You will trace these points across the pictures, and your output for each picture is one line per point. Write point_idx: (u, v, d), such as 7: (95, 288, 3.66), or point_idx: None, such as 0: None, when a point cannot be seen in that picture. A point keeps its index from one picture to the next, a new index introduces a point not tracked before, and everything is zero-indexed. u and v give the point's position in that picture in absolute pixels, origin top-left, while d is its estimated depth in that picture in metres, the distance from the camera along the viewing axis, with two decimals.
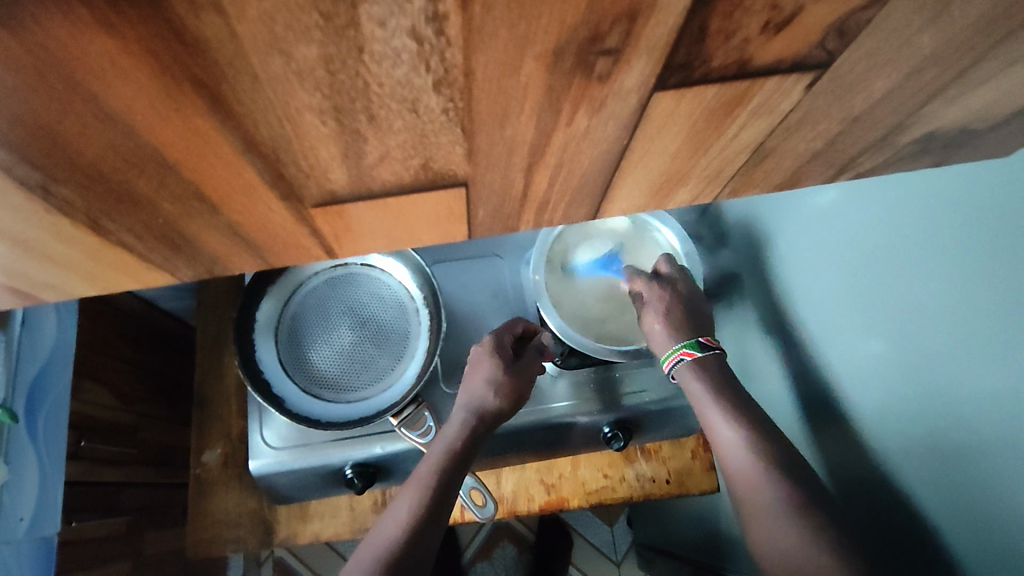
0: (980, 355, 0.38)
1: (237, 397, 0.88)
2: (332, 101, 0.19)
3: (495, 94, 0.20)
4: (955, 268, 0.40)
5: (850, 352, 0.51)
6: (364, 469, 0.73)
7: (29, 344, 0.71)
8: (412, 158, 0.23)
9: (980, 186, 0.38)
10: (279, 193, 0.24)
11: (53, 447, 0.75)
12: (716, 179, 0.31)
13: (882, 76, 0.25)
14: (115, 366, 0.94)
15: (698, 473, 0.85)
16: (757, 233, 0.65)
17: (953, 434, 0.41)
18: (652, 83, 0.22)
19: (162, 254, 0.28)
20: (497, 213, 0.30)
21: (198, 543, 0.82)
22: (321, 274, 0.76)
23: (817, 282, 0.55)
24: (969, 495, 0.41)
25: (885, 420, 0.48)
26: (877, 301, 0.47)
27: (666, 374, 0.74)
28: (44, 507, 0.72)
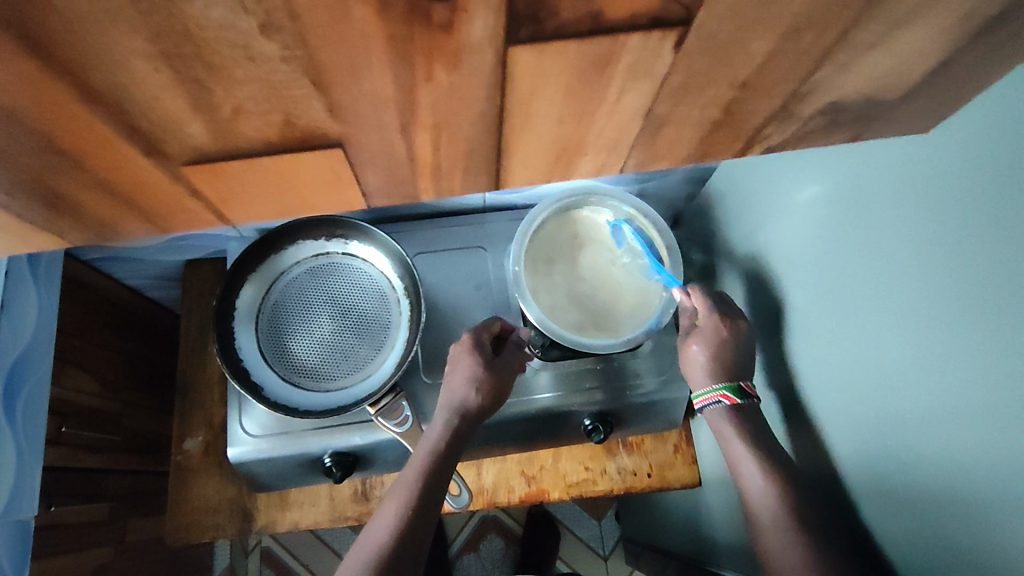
0: (946, 351, 0.38)
1: (220, 386, 0.88)
2: (158, 46, 0.19)
3: (333, 42, 0.20)
4: (922, 261, 0.39)
5: (824, 347, 0.51)
6: (342, 459, 0.73)
7: (7, 330, 0.72)
8: (271, 113, 0.23)
9: (944, 175, 0.37)
10: (140, 148, 0.24)
11: (31, 431, 0.75)
12: (617, 149, 0.31)
13: (756, 37, 0.24)
14: (99, 353, 0.94)
15: (680, 467, 0.84)
16: (748, 222, 0.64)
17: (923, 435, 0.40)
18: (502, 35, 0.21)
19: (43, 214, 0.28)
20: (390, 179, 0.30)
21: (177, 529, 0.82)
22: (303, 264, 0.76)
23: (797, 273, 0.55)
24: (938, 498, 0.40)
25: (857, 416, 0.47)
26: (850, 294, 0.47)
27: (652, 368, 0.74)
28: (21, 490, 0.72)
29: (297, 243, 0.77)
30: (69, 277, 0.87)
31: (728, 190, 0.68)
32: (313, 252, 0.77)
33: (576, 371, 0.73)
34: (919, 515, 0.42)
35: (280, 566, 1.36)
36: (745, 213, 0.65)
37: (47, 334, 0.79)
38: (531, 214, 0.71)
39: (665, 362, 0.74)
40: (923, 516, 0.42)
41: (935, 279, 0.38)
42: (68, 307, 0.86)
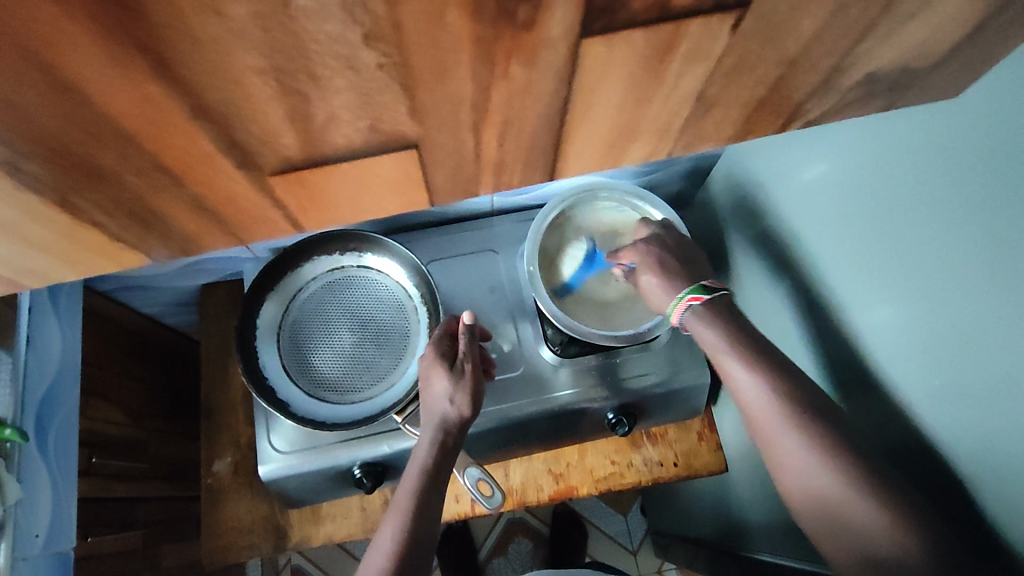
0: (1002, 289, 0.37)
1: (244, 406, 0.89)
2: (271, 61, 0.20)
3: (428, 46, 0.21)
4: (965, 205, 0.39)
5: (864, 309, 0.51)
6: (372, 469, 0.74)
7: (35, 364, 0.73)
8: (360, 119, 0.24)
9: (964, 115, 0.38)
10: (236, 162, 0.25)
11: (65, 462, 0.76)
12: (667, 134, 0.32)
13: (809, 15, 0.26)
14: (122, 383, 0.95)
15: (705, 453, 0.86)
16: (768, 198, 0.65)
17: (985, 381, 0.40)
18: (578, 30, 0.23)
19: (135, 234, 0.29)
20: (454, 177, 0.31)
21: (213, 551, 0.84)
22: (319, 279, 0.78)
23: (831, 245, 0.55)
24: (1004, 445, 0.39)
25: (900, 370, 0.48)
26: (885, 254, 0.48)
27: (668, 357, 0.76)
28: (60, 521, 0.73)
29: (311, 259, 0.79)
30: (89, 306, 0.88)
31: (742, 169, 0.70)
32: (328, 267, 0.79)
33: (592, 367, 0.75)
34: (987, 468, 0.41)
35: None
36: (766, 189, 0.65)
37: (74, 364, 0.80)
38: (543, 211, 0.76)
39: (679, 352, 0.76)
40: (977, 461, 0.42)
41: (969, 223, 0.39)
42: (91, 339, 0.88)
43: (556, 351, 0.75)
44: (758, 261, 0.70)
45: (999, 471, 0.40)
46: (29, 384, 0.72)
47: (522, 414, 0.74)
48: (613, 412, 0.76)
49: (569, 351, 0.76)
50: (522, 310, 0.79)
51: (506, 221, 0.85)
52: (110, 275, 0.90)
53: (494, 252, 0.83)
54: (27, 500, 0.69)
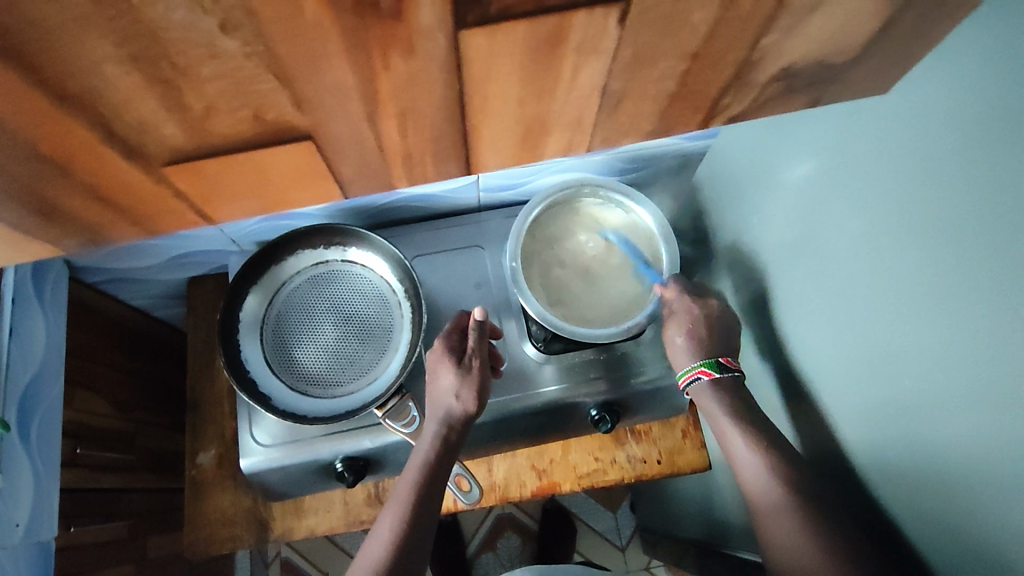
0: (927, 301, 0.37)
1: (229, 399, 0.89)
2: (126, 49, 0.20)
3: (291, 35, 0.21)
4: (895, 214, 0.39)
5: (817, 323, 0.50)
6: (353, 463, 0.74)
7: (18, 355, 0.74)
8: (241, 109, 0.24)
9: (901, 119, 0.38)
10: (120, 151, 0.25)
11: (47, 453, 0.76)
12: (581, 127, 0.32)
13: (697, 8, 0.25)
14: (110, 375, 0.95)
15: (689, 452, 0.85)
16: (737, 199, 0.64)
17: (912, 393, 0.40)
18: (450, 20, 0.23)
19: (37, 224, 0.29)
20: (364, 169, 0.31)
21: (195, 542, 0.84)
22: (302, 273, 0.78)
23: (784, 250, 0.55)
24: (927, 457, 0.39)
25: (849, 390, 0.47)
26: (838, 269, 0.46)
27: (654, 354, 0.75)
28: (41, 511, 0.74)
29: (296, 253, 0.79)
30: (75, 299, 0.88)
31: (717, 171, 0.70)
32: (313, 261, 0.79)
33: (577, 364, 0.75)
34: (912, 482, 0.41)
35: None
36: (735, 191, 0.65)
37: (58, 354, 0.80)
38: (525, 208, 0.75)
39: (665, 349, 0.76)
40: (916, 492, 0.41)
41: (898, 232, 0.39)
42: (75, 331, 0.87)
43: (540, 347, 0.75)
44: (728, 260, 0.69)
45: (922, 483, 0.40)
46: (12, 375, 0.73)
47: (505, 410, 0.74)
48: (597, 408, 0.76)
49: (552, 347, 0.75)
50: (506, 308, 0.79)
51: (493, 216, 0.85)
52: (101, 268, 0.88)
53: (480, 248, 0.83)
54: (9, 489, 0.69)
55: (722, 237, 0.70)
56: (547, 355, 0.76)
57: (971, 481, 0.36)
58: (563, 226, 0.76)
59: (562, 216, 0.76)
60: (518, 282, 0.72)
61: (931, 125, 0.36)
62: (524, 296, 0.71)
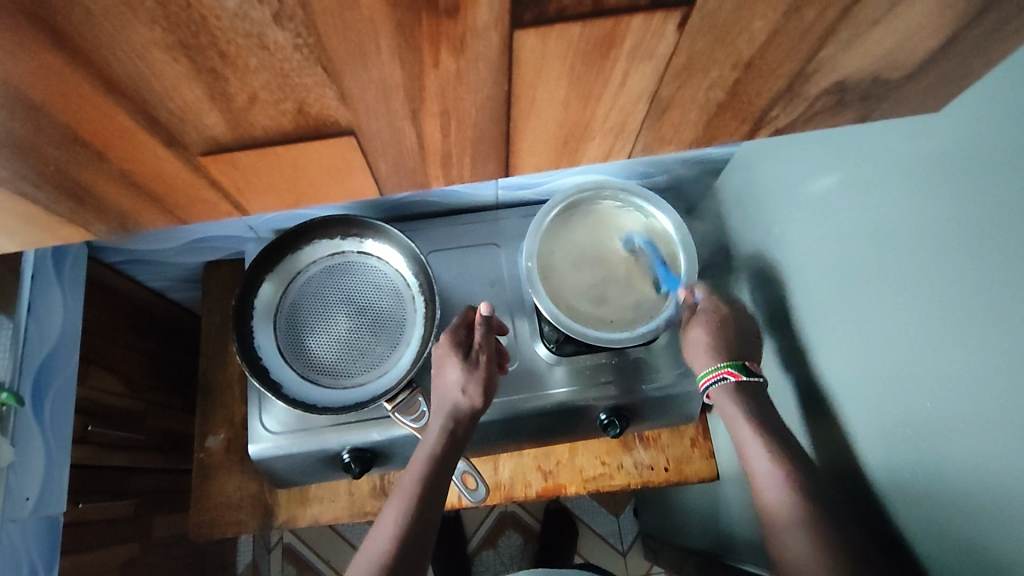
0: (963, 329, 0.36)
1: (240, 384, 0.89)
2: (175, 36, 0.20)
3: (343, 28, 0.21)
4: (933, 236, 0.38)
5: (839, 337, 0.49)
6: (360, 454, 0.74)
7: (34, 329, 0.73)
8: (284, 101, 0.24)
9: (944, 139, 0.37)
10: (158, 139, 0.25)
11: (59, 428, 0.76)
12: (622, 133, 0.31)
13: (758, 17, 0.24)
14: (125, 354, 0.96)
15: (697, 460, 0.84)
16: (760, 208, 0.63)
17: (942, 419, 0.39)
18: (506, 19, 0.22)
19: (67, 208, 0.29)
20: (398, 167, 0.30)
21: (200, 526, 0.84)
22: (319, 262, 0.78)
23: (809, 262, 0.54)
24: (956, 485, 0.38)
25: (871, 408, 0.46)
26: (866, 286, 0.45)
27: (667, 360, 0.75)
28: (49, 485, 0.73)
29: (313, 242, 0.78)
30: (93, 279, 0.88)
31: (740, 178, 0.69)
32: (330, 251, 0.79)
33: (588, 366, 0.75)
34: (936, 508, 0.40)
35: (302, 562, 1.38)
36: (758, 198, 0.64)
37: (72, 330, 0.80)
38: (544, 207, 0.75)
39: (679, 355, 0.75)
40: (941, 520, 0.40)
41: (934, 256, 0.38)
42: (92, 309, 0.87)
43: (552, 348, 0.74)
44: (750, 269, 0.67)
45: (947, 510, 0.39)
46: (30, 348, 0.72)
47: (514, 410, 0.74)
48: (605, 412, 0.75)
49: (564, 349, 0.74)
50: (520, 308, 0.79)
51: (511, 215, 0.84)
52: (120, 248, 0.88)
53: (496, 246, 0.82)
54: (21, 463, 0.69)
55: (745, 245, 0.69)
56: (559, 356, 0.75)
57: (995, 512, 0.36)
58: (581, 227, 0.75)
59: (581, 217, 0.76)
60: (534, 281, 0.71)
61: (979, 147, 0.34)
62: (538, 297, 0.70)
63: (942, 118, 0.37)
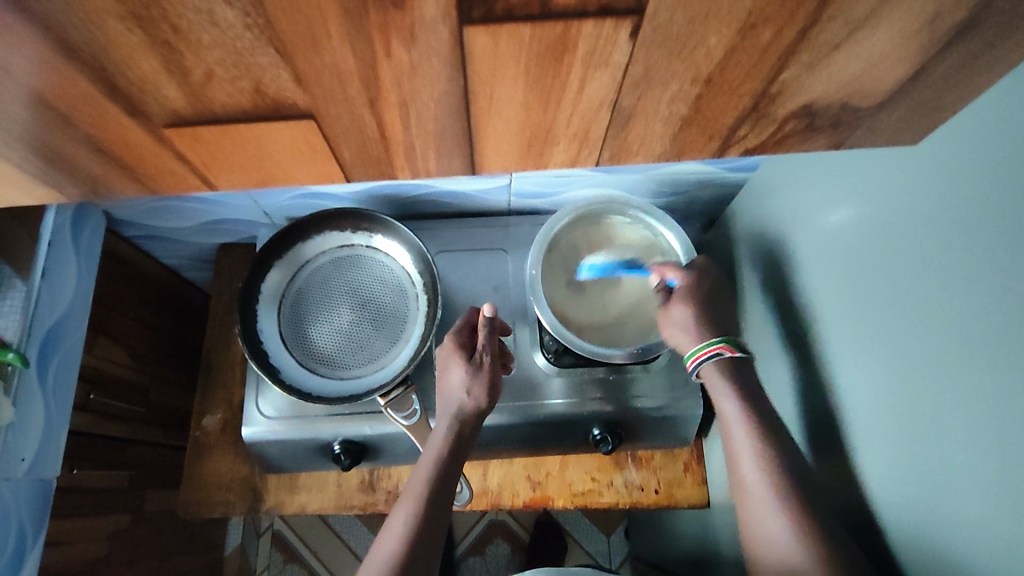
0: (966, 372, 0.36)
1: (241, 367, 0.91)
2: (128, 7, 0.21)
3: (289, 10, 0.21)
4: (942, 278, 0.38)
5: (844, 371, 0.49)
6: (351, 447, 0.75)
7: (48, 296, 0.75)
8: (240, 79, 0.24)
9: (962, 182, 0.37)
10: (122, 108, 0.26)
11: (61, 394, 0.77)
12: (588, 140, 0.32)
13: (712, 32, 0.25)
14: (134, 328, 0.98)
15: (689, 485, 0.83)
16: (771, 233, 0.63)
17: (940, 461, 0.39)
18: (452, 15, 0.22)
19: (40, 167, 0.30)
20: (364, 155, 0.31)
21: (189, 502, 0.85)
22: (327, 254, 0.79)
23: (817, 291, 0.54)
24: (947, 527, 0.38)
25: (871, 446, 0.46)
26: (871, 322, 0.45)
27: (665, 380, 0.74)
28: (47, 450, 0.74)
29: (324, 233, 0.79)
30: (109, 251, 0.90)
31: (753, 203, 0.69)
32: (339, 243, 0.80)
33: (586, 380, 0.74)
34: (927, 548, 0.40)
35: (290, 550, 1.39)
36: (772, 224, 0.64)
37: (86, 299, 0.81)
38: (554, 219, 0.75)
39: (677, 377, 0.75)
40: (930, 562, 0.40)
41: (943, 298, 0.38)
42: (104, 280, 0.89)
43: (550, 358, 0.75)
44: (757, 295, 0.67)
45: (937, 552, 0.39)
46: (40, 313, 0.74)
47: (509, 417, 0.73)
48: (599, 428, 0.75)
49: (563, 361, 0.75)
50: (522, 315, 0.79)
51: (521, 224, 0.84)
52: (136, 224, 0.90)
53: (503, 252, 0.82)
54: (20, 424, 0.70)
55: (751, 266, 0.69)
56: (557, 368, 0.75)
57: (984, 563, 0.35)
58: (588, 240, 0.76)
59: (589, 231, 0.76)
60: (536, 291, 0.72)
61: (994, 194, 0.35)
62: (540, 307, 0.71)
63: (959, 163, 0.37)
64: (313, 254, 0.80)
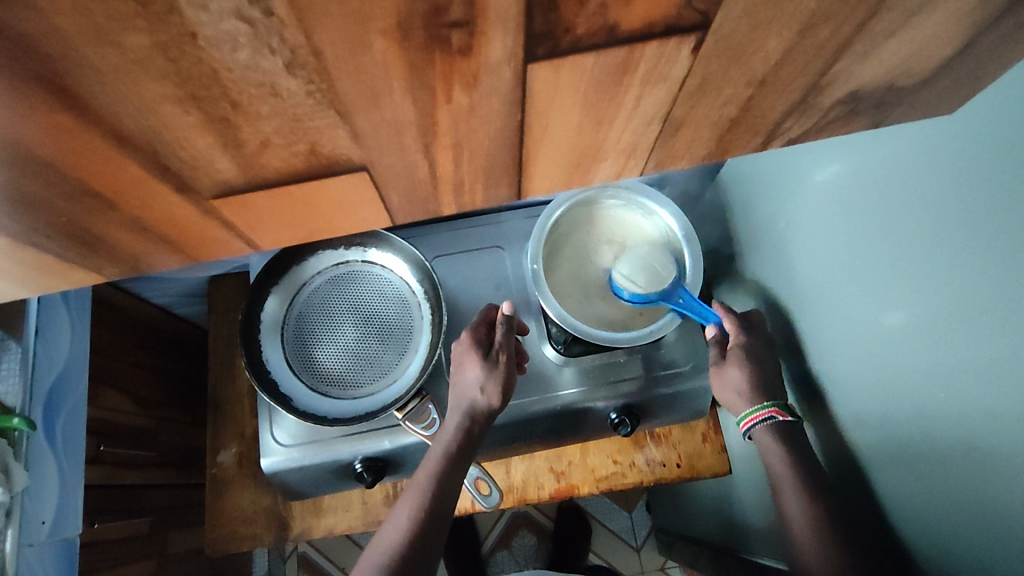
0: (978, 312, 0.39)
1: (248, 398, 0.88)
2: (187, 90, 0.20)
3: (355, 72, 0.20)
4: (945, 231, 0.41)
5: (861, 324, 0.52)
6: (374, 464, 0.73)
7: (45, 353, 0.72)
8: (297, 143, 0.23)
9: (945, 138, 0.40)
10: (171, 187, 0.25)
11: (72, 452, 0.75)
12: (635, 153, 0.31)
13: (773, 36, 0.24)
14: (132, 371, 0.94)
15: (709, 455, 0.83)
16: (768, 202, 0.66)
17: (960, 398, 0.42)
18: (519, 55, 0.21)
19: (81, 254, 0.29)
20: (411, 197, 0.30)
21: (216, 539, 0.83)
22: (323, 273, 0.77)
23: (824, 253, 0.57)
24: (978, 455, 0.41)
25: (894, 392, 0.49)
26: (883, 277, 0.48)
27: (680, 353, 0.74)
28: (66, 509, 0.72)
29: (316, 253, 0.77)
30: (98, 299, 0.86)
31: (744, 172, 0.70)
32: (333, 261, 0.78)
33: (597, 365, 0.74)
34: (963, 478, 0.43)
35: (317, 571, 1.38)
36: (767, 192, 0.66)
37: (81, 352, 0.79)
38: (547, 209, 0.74)
39: (691, 349, 0.74)
40: (966, 491, 0.43)
41: (949, 247, 0.41)
42: (98, 328, 0.86)
43: (559, 349, 0.74)
44: (766, 257, 0.69)
45: (976, 481, 0.42)
46: (39, 372, 0.71)
47: (525, 413, 0.72)
48: (616, 412, 0.74)
49: (573, 350, 0.74)
50: (527, 308, 0.78)
51: (516, 216, 0.83)
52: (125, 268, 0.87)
53: (500, 248, 0.81)
54: (37, 488, 0.68)
55: (753, 235, 0.71)
56: (566, 357, 0.74)
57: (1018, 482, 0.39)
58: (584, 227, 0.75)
59: (583, 217, 0.75)
60: (540, 286, 0.71)
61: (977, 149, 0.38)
62: (547, 301, 0.70)
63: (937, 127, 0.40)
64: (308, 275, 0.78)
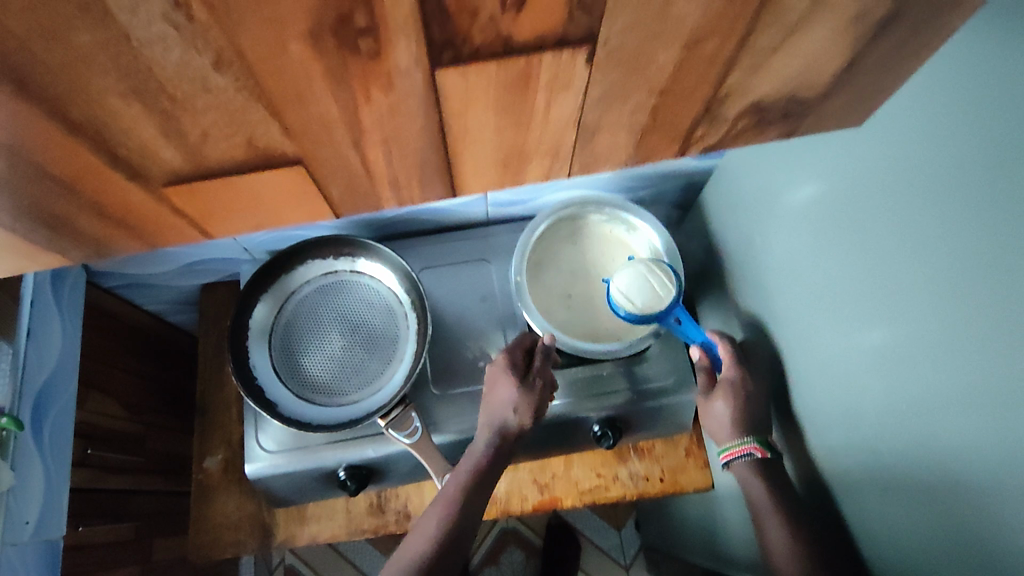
0: (940, 314, 0.38)
1: (237, 405, 0.90)
2: (129, 84, 0.23)
3: (276, 72, 0.23)
4: (904, 235, 0.40)
5: (831, 338, 0.51)
6: (357, 471, 0.74)
7: (34, 355, 0.75)
8: (235, 136, 0.26)
9: (899, 143, 0.40)
10: (123, 173, 0.28)
11: (59, 453, 0.77)
12: (560, 155, 0.34)
13: (662, 49, 0.27)
14: (123, 377, 0.95)
15: (692, 470, 0.85)
16: (747, 221, 0.66)
17: (926, 406, 0.40)
18: (425, 61, 0.24)
19: (46, 236, 0.31)
20: (352, 190, 0.33)
21: (200, 545, 0.85)
22: (312, 282, 0.79)
23: (795, 268, 0.56)
24: (944, 468, 0.39)
25: (864, 407, 0.47)
26: (851, 286, 0.47)
27: (665, 366, 0.75)
28: (51, 510, 0.74)
29: (305, 263, 0.80)
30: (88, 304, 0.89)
31: (727, 192, 0.71)
32: (322, 271, 0.80)
33: (581, 377, 0.74)
34: (929, 493, 0.41)
35: None
36: (746, 210, 0.66)
37: (71, 355, 0.81)
38: (530, 225, 0.77)
39: (678, 361, 0.75)
40: (933, 508, 0.41)
41: (909, 251, 0.40)
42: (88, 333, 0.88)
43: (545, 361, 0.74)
44: (744, 277, 0.69)
45: (942, 497, 0.40)
46: (29, 373, 0.73)
47: None
48: (599, 424, 0.74)
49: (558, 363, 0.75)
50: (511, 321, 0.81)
51: (499, 230, 0.86)
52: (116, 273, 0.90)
53: (486, 261, 0.84)
54: (21, 487, 0.70)
55: (733, 254, 0.72)
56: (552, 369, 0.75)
57: (984, 495, 0.36)
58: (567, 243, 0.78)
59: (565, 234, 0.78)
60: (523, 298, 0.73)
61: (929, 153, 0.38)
62: (530, 314, 0.72)
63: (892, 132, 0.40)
64: (298, 284, 0.81)
